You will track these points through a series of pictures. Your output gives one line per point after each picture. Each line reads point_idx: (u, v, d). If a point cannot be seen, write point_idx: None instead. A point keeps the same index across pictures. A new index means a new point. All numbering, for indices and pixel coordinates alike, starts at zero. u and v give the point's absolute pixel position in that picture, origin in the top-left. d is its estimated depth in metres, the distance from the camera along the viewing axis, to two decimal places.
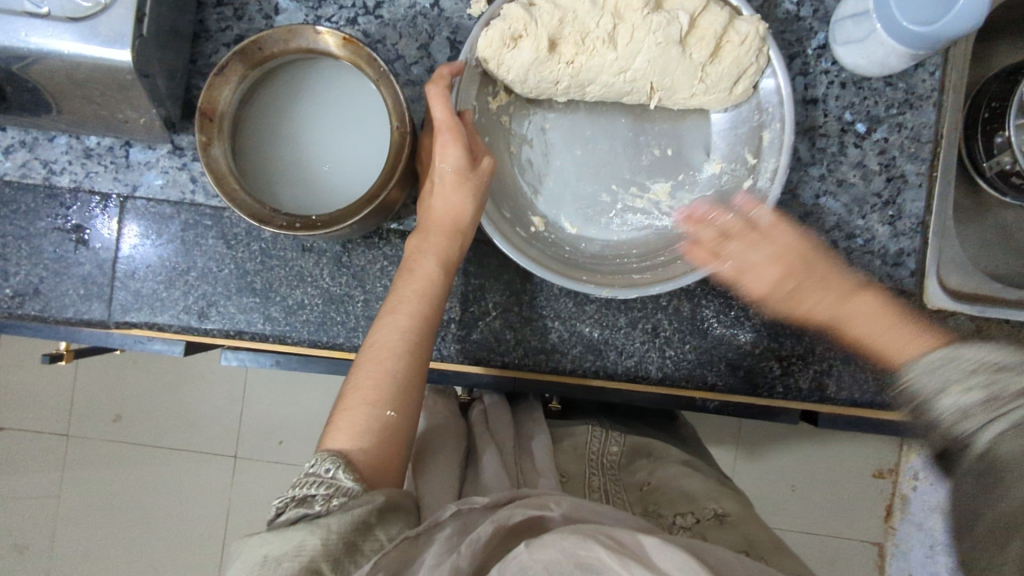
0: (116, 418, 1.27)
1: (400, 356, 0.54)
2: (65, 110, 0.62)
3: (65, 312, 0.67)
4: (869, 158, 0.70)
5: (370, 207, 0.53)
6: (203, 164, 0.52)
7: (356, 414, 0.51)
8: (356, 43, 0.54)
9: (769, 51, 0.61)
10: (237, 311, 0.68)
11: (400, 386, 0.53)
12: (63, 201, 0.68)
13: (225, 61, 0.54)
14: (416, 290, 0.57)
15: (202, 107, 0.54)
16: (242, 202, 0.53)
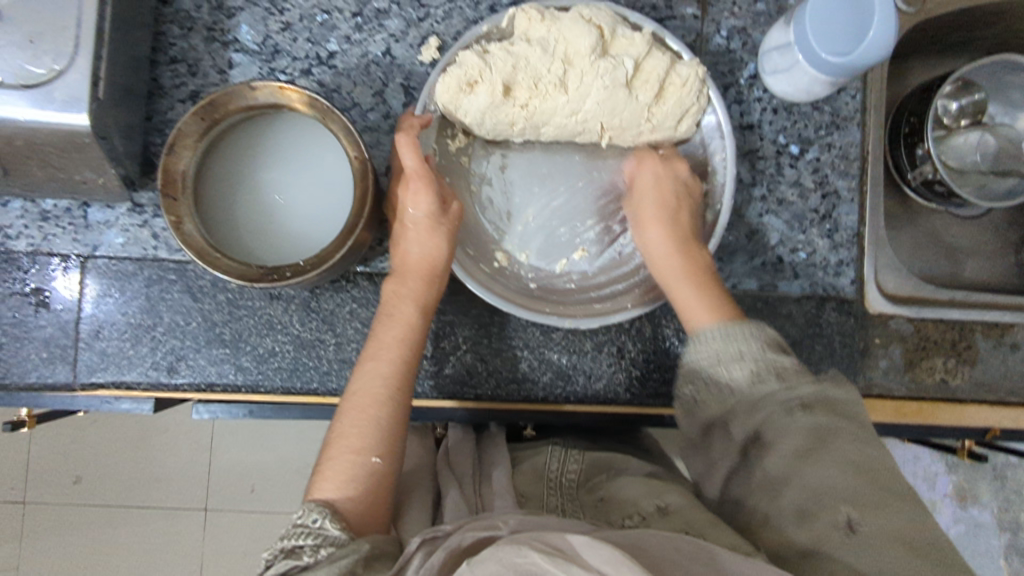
0: (76, 481, 1.23)
1: (384, 402, 0.55)
2: (21, 176, 0.62)
3: (28, 377, 0.66)
4: (804, 176, 0.75)
5: (352, 238, 0.56)
6: (182, 242, 0.53)
7: (342, 462, 0.52)
8: (296, 89, 0.56)
9: (708, 92, 0.66)
10: (207, 363, 0.68)
11: (384, 432, 0.54)
12: (20, 265, 0.67)
13: (175, 137, 0.54)
14: (397, 336, 0.59)
15: (165, 188, 0.54)
16: (229, 268, 0.55)
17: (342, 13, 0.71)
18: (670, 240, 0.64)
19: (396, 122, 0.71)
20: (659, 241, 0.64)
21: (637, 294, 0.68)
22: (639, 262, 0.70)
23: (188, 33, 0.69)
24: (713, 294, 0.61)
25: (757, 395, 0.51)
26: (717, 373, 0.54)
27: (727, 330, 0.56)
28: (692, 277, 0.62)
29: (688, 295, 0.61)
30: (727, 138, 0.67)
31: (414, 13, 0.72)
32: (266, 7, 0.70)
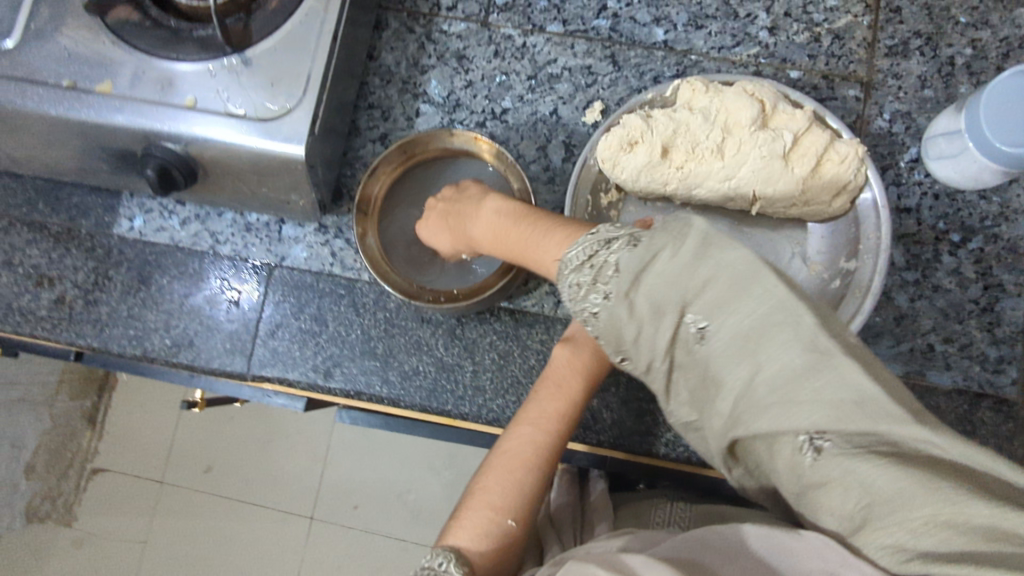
0: (207, 471, 1.35)
1: (532, 468, 0.58)
2: (240, 192, 0.74)
3: (212, 363, 0.76)
4: (965, 266, 0.72)
5: (506, 278, 0.61)
6: (362, 251, 0.61)
7: (479, 516, 0.55)
8: (486, 140, 0.64)
9: (866, 171, 0.67)
10: (358, 373, 0.75)
11: (525, 496, 0.57)
12: (223, 266, 0.78)
13: (376, 164, 0.63)
14: (553, 404, 0.61)
15: (359, 203, 0.63)
16: (394, 282, 0.63)
17: (519, 75, 0.79)
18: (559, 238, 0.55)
19: (554, 175, 0.77)
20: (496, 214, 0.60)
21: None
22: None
23: (386, 84, 0.80)
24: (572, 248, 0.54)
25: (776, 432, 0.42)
26: (609, 325, 0.50)
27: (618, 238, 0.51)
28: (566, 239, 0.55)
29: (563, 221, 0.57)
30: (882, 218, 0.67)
31: (583, 79, 0.78)
32: (454, 66, 0.80)
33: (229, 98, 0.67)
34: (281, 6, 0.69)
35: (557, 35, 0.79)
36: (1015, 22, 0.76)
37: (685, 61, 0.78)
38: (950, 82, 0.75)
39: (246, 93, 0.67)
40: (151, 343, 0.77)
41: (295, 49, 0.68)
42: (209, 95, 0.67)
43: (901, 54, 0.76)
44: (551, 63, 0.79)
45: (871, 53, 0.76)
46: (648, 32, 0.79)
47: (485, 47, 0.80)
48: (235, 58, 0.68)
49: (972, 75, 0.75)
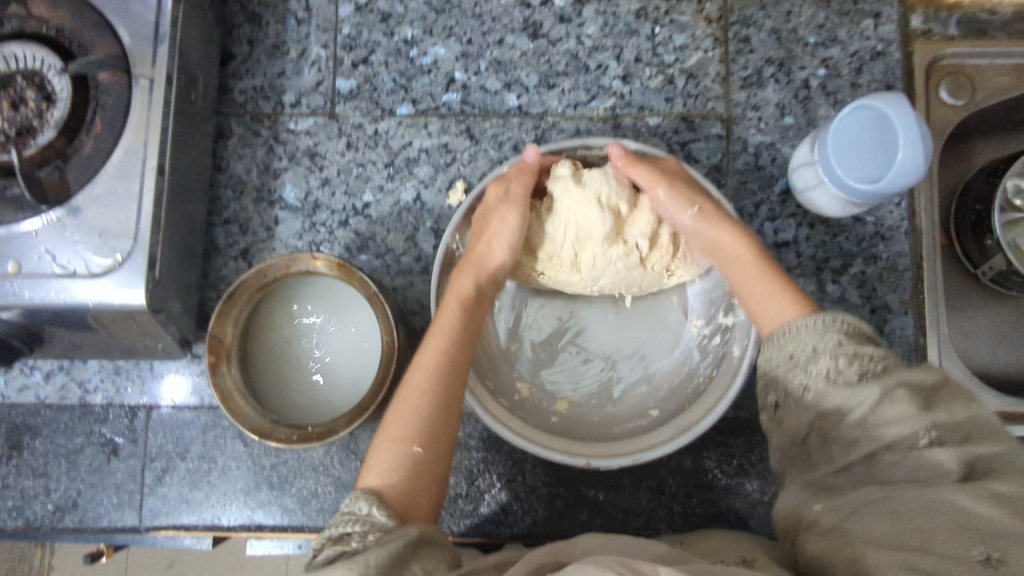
0: None
1: (440, 398, 0.51)
2: (95, 344, 0.69)
3: (101, 521, 0.72)
4: (850, 292, 0.71)
5: (361, 420, 0.58)
6: (212, 387, 0.57)
7: (389, 453, 0.48)
8: (350, 268, 0.60)
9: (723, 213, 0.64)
10: (255, 506, 0.72)
11: (431, 420, 0.50)
12: (97, 416, 0.74)
13: (234, 290, 0.59)
14: (448, 328, 0.56)
15: (213, 332, 0.59)
16: (246, 417, 0.58)
17: (376, 165, 0.76)
18: (737, 239, 0.58)
19: (427, 264, 0.74)
20: (731, 237, 0.58)
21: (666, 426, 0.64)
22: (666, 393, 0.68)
23: (239, 195, 0.76)
24: (774, 273, 0.55)
25: (841, 400, 0.42)
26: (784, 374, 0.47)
27: (804, 322, 0.47)
28: (766, 272, 0.55)
29: (767, 302, 0.54)
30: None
31: (441, 159, 0.75)
32: (307, 165, 0.76)
33: (55, 255, 0.62)
34: (97, 148, 0.64)
35: (408, 116, 0.76)
36: (863, 35, 0.75)
37: (542, 124, 0.75)
38: (809, 105, 0.74)
39: (73, 247, 0.62)
40: (33, 511, 0.72)
41: (118, 192, 0.63)
42: (32, 257, 0.62)
43: (757, 84, 0.75)
44: (407, 146, 0.76)
45: (727, 87, 0.75)
46: (501, 99, 0.76)
47: (336, 140, 0.76)
48: (55, 212, 0.62)
49: (830, 94, 0.74)
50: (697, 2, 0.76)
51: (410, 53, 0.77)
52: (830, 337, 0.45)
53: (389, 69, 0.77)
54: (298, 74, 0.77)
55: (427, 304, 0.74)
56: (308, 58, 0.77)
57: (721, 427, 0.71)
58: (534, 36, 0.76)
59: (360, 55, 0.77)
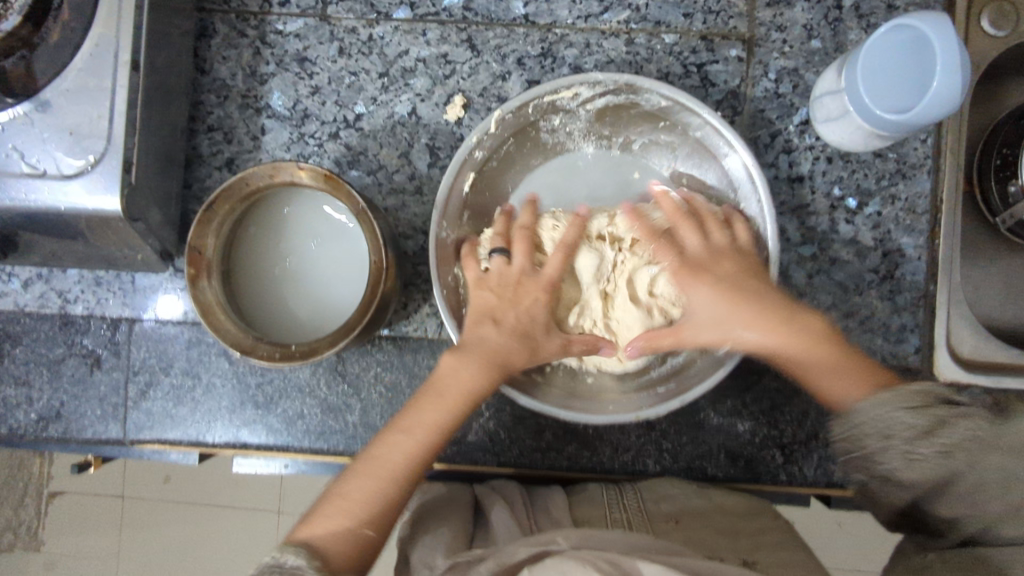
0: None
1: (371, 508, 0.48)
2: (72, 253, 0.66)
3: (85, 432, 0.71)
4: (863, 233, 0.68)
5: (346, 341, 0.55)
6: (191, 299, 0.54)
7: (335, 520, 0.47)
8: (339, 181, 0.56)
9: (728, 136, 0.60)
10: (240, 423, 0.71)
11: (383, 515, 0.48)
12: (78, 327, 0.72)
13: (214, 197, 0.55)
14: (427, 427, 0.51)
15: (192, 240, 0.56)
16: (227, 332, 0.56)
17: (369, 74, 0.71)
18: (774, 333, 0.53)
19: (421, 184, 0.70)
20: (744, 311, 0.54)
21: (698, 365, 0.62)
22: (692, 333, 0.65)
23: (223, 101, 0.71)
24: (838, 349, 0.52)
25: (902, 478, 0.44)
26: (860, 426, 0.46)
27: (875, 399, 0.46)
28: (827, 345, 0.53)
29: (825, 377, 0.52)
30: (762, 202, 0.60)
31: (440, 70, 0.70)
32: (296, 72, 0.71)
33: (24, 154, 0.58)
34: (65, 39, 0.59)
35: (404, 21, 0.70)
36: None
37: (550, 37, 0.70)
38: (838, 28, 0.68)
39: (42, 147, 0.58)
40: (16, 419, 0.71)
41: (89, 88, 0.59)
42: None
43: (784, 2, 0.69)
44: (403, 55, 0.70)
45: (752, 5, 0.69)
46: (506, 7, 0.70)
47: (327, 45, 0.71)
48: (23, 106, 0.58)
49: (862, 17, 0.68)
50: None
51: None
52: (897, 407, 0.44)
53: None
54: None
55: (420, 226, 0.70)
56: None
57: None
58: None
59: None
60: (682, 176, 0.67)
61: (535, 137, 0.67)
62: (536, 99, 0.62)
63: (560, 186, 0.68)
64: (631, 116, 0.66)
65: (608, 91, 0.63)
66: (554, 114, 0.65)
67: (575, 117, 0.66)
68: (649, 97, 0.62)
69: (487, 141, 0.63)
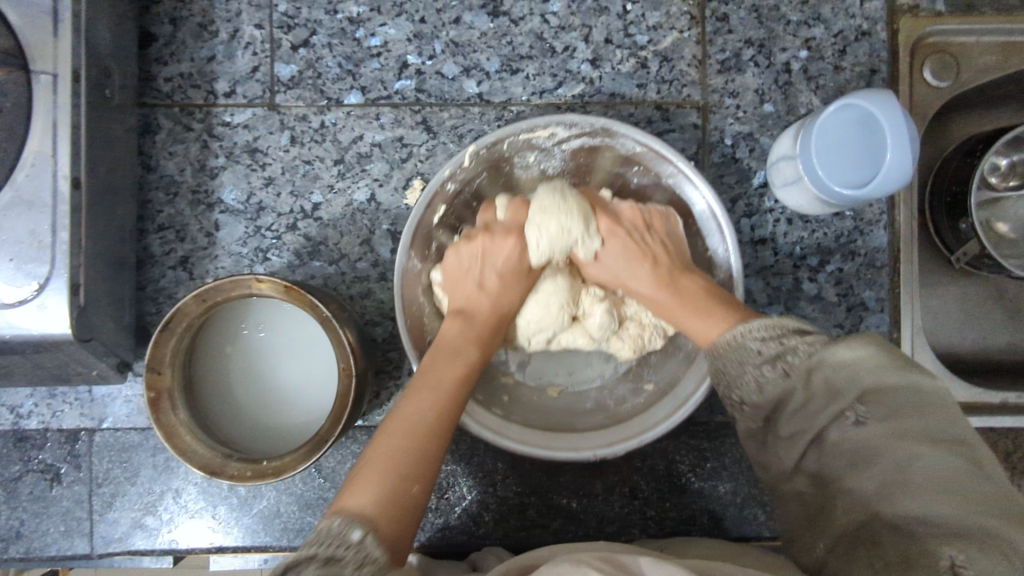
0: None
1: (426, 445, 0.48)
2: (23, 371, 0.63)
3: (48, 551, 0.68)
4: (827, 290, 0.69)
5: (318, 453, 0.53)
6: (154, 425, 0.53)
7: (364, 493, 0.44)
8: (300, 292, 0.55)
9: (702, 181, 0.59)
10: (216, 528, 0.68)
11: (434, 431, 0.49)
12: (34, 442, 0.68)
13: (171, 317, 0.53)
14: (456, 375, 0.53)
15: (150, 363, 0.54)
16: (195, 453, 0.54)
17: (324, 161, 0.69)
18: (642, 265, 0.58)
19: (385, 270, 0.69)
20: (638, 274, 0.58)
21: (657, 412, 0.60)
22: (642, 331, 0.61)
23: (173, 197, 0.69)
24: (719, 297, 0.54)
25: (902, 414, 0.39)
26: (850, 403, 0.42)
27: (735, 331, 0.49)
28: (713, 299, 0.54)
29: (696, 324, 0.53)
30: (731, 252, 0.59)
31: (397, 154, 0.69)
32: (247, 164, 0.69)
33: None
34: None
35: (357, 106, 0.69)
36: (846, 13, 0.70)
37: (506, 114, 0.69)
38: (789, 91, 0.69)
39: None
40: None
41: (27, 208, 0.56)
42: None
43: (735, 68, 0.69)
44: (357, 140, 0.69)
45: (704, 72, 0.69)
46: (459, 86, 0.69)
47: (278, 134, 0.69)
48: None
49: (811, 79, 0.69)
50: None
51: (357, 34, 0.69)
52: (754, 338, 0.47)
53: (334, 52, 0.69)
54: (231, 59, 0.69)
55: (387, 312, 0.69)
56: (241, 40, 0.69)
57: (696, 430, 0.69)
58: (494, 15, 0.69)
59: (300, 37, 0.69)
60: None
61: (508, 174, 0.64)
62: (510, 137, 0.59)
63: None
64: (604, 161, 0.64)
65: (584, 133, 0.60)
66: (528, 152, 0.62)
67: (550, 157, 0.63)
68: (626, 143, 0.60)
69: (460, 174, 0.60)
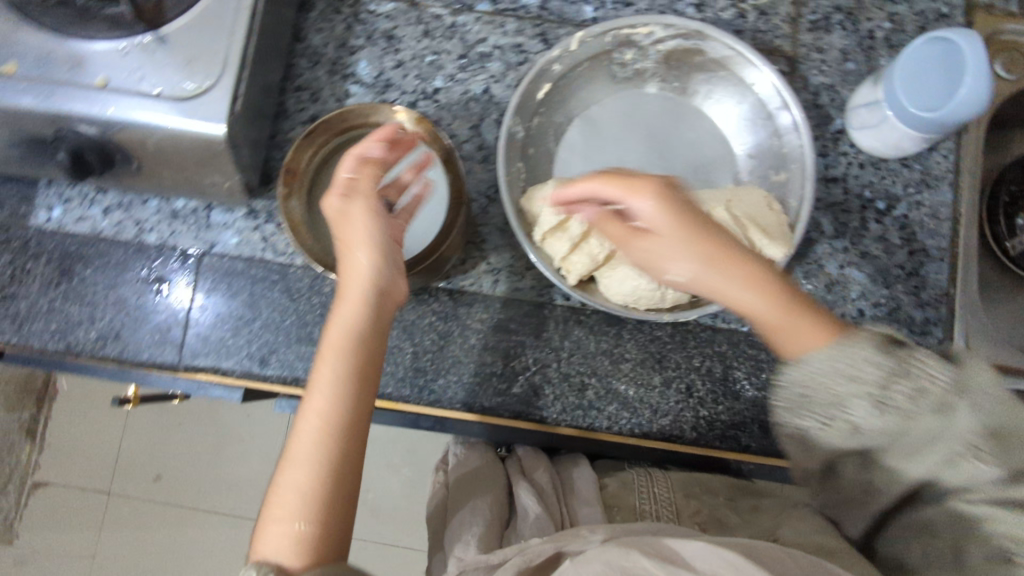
0: (201, 462, 1.53)
1: (322, 476, 0.52)
2: (163, 178, 0.71)
3: (141, 354, 0.74)
4: (891, 232, 0.74)
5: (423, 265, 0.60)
6: (282, 211, 0.60)
7: (277, 531, 0.50)
8: None
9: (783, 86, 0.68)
10: (296, 359, 0.74)
11: (330, 461, 0.53)
12: (149, 255, 0.76)
13: (313, 127, 0.62)
14: (332, 382, 0.55)
15: (289, 164, 0.62)
16: (310, 247, 0.62)
17: (450, 55, 0.78)
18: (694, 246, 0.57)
19: (488, 154, 0.77)
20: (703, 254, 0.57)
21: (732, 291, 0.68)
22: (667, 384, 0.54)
23: (314, 65, 0.78)
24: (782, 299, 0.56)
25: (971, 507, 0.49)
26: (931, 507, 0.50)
27: (837, 353, 0.52)
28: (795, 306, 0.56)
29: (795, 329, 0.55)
30: (805, 147, 0.68)
31: (514, 58, 0.78)
32: (383, 46, 0.78)
33: (144, 77, 0.63)
34: None
35: (486, 13, 0.79)
36: None
37: None
38: (870, 55, 0.77)
39: (163, 71, 0.64)
40: (76, 337, 0.74)
41: (210, 26, 0.64)
42: (122, 75, 0.63)
43: (823, 29, 0.78)
44: (482, 41, 0.78)
45: (795, 28, 0.78)
46: (578, 10, 0.79)
47: (415, 27, 0.78)
48: (147, 37, 0.64)
49: (892, 47, 0.77)
50: None
51: None
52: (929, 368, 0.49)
53: None
54: None
55: (483, 191, 0.77)
56: None
57: (755, 342, 0.74)
58: None
59: None
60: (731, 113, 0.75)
61: (607, 68, 0.76)
62: (615, 30, 0.71)
63: (622, 109, 0.76)
64: (695, 63, 0.74)
65: (680, 34, 0.71)
66: (628, 48, 0.74)
67: (645, 58, 0.75)
68: (716, 46, 0.71)
69: (566, 59, 0.73)
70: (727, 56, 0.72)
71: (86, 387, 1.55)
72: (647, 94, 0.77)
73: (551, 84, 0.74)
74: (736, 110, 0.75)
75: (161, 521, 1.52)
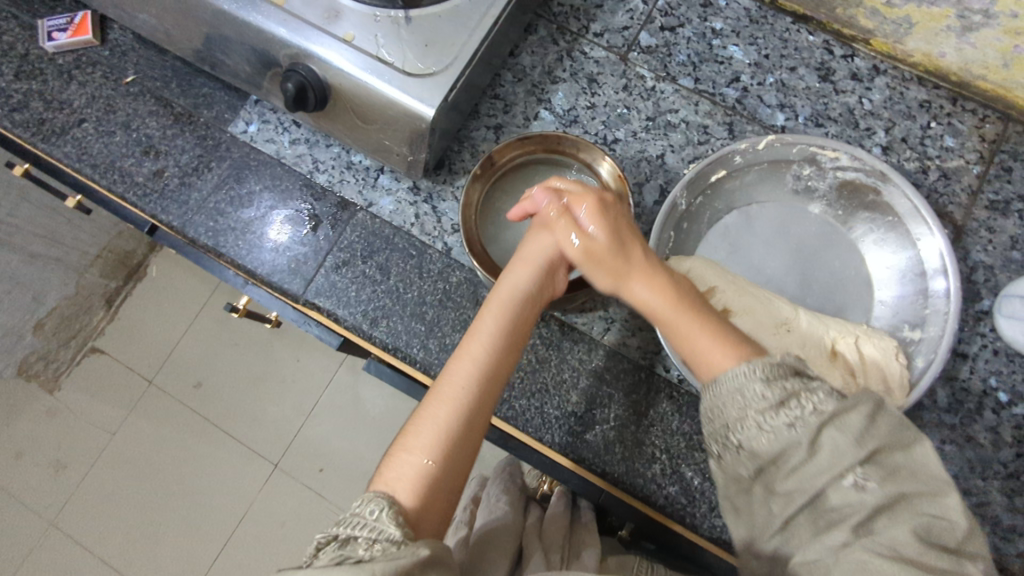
0: (247, 386, 1.58)
1: (449, 438, 0.60)
2: (358, 132, 0.77)
3: (271, 277, 0.78)
4: (1005, 427, 0.72)
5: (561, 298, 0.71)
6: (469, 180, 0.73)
7: (406, 466, 0.58)
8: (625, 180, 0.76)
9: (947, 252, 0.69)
10: (403, 330, 0.77)
11: (457, 430, 0.60)
12: (314, 192, 0.82)
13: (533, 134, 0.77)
14: (475, 364, 0.64)
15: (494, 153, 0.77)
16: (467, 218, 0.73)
17: (639, 113, 0.82)
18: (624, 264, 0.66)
19: (641, 213, 0.80)
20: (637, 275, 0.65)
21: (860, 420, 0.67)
22: (799, 475, 0.50)
23: (517, 82, 0.84)
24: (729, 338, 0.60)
25: None
26: None
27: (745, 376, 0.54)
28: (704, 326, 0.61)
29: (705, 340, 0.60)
30: (950, 317, 0.67)
31: (696, 136, 0.81)
32: (582, 86, 0.83)
33: (385, 45, 0.69)
34: None
35: (686, 89, 0.83)
36: None
37: None
38: None
39: (402, 45, 0.70)
40: (224, 239, 0.79)
41: (457, 24, 0.71)
42: (367, 37, 0.70)
43: (1000, 211, 0.79)
44: (672, 112, 0.82)
45: (973, 200, 0.79)
46: (770, 114, 0.82)
47: (617, 78, 0.84)
48: (400, 14, 0.71)
49: None
50: (979, 119, 0.81)
51: (713, 41, 0.85)
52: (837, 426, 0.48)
53: (689, 45, 0.85)
54: (613, 14, 0.86)
55: None
56: (626, 6, 0.86)
57: None
58: (823, 79, 0.83)
59: (670, 24, 0.85)
60: (881, 256, 0.76)
61: (781, 177, 0.79)
62: (805, 145, 0.75)
63: (783, 217, 0.79)
64: (866, 200, 0.76)
65: (863, 170, 0.74)
66: (808, 164, 0.78)
67: (821, 178, 0.78)
68: (893, 192, 0.73)
69: (750, 153, 0.76)
70: (899, 204, 0.73)
71: (169, 280, 1.61)
72: (809, 213, 0.79)
73: (726, 172, 0.78)
74: (891, 257, 0.75)
75: (184, 427, 1.55)
